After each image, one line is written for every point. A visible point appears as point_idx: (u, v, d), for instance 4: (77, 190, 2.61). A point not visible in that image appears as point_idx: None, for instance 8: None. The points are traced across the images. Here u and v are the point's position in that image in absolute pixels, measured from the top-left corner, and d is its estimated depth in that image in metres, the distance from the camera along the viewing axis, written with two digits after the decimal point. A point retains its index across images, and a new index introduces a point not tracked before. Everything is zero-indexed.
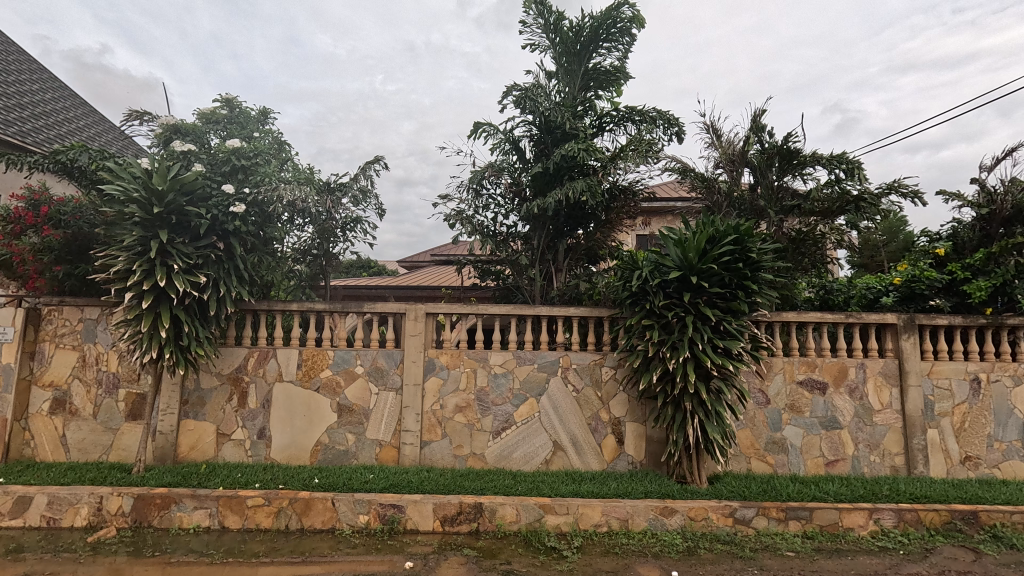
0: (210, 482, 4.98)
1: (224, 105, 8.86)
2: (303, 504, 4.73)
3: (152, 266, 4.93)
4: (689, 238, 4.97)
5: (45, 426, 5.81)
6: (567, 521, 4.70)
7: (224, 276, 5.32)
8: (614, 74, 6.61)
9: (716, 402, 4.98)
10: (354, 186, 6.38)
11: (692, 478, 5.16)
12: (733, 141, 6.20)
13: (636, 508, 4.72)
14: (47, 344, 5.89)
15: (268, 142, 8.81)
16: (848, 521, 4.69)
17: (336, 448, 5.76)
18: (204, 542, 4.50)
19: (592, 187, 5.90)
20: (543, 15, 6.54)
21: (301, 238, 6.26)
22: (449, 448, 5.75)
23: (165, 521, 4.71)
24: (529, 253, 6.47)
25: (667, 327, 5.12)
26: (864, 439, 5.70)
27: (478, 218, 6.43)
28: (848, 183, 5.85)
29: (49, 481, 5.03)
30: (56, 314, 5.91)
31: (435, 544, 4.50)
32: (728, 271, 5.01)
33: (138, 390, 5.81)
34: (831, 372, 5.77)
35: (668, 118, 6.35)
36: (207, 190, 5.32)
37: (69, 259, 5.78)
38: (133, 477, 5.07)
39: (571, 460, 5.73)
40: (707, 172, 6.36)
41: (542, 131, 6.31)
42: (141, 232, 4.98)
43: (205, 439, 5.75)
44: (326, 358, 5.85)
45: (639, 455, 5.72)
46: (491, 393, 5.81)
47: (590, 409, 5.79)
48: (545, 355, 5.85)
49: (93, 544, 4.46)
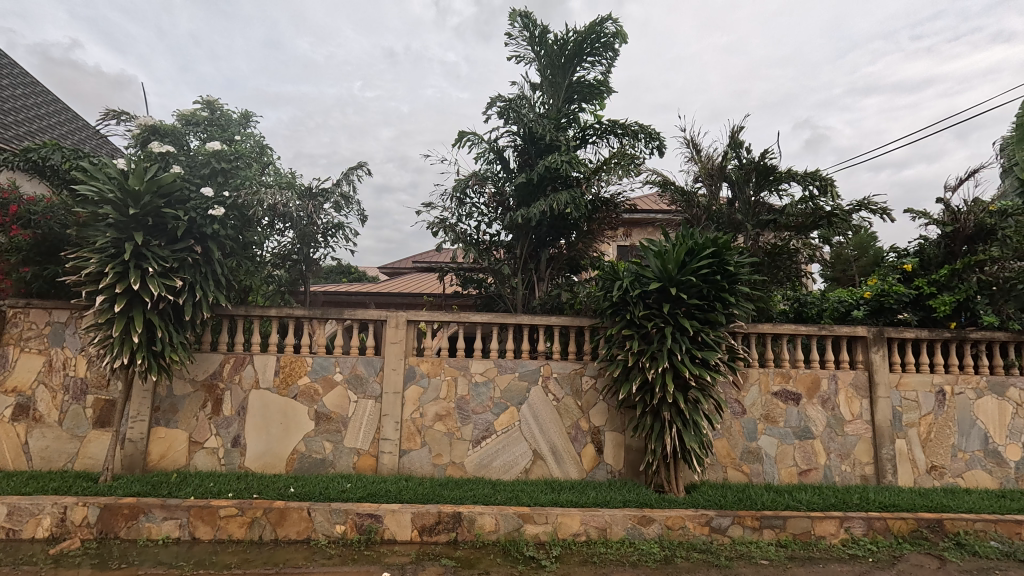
0: (181, 491, 4.85)
1: (205, 106, 8.54)
2: (277, 514, 4.63)
3: (125, 269, 4.82)
4: (668, 250, 5.09)
5: (6, 433, 5.58)
6: (545, 530, 4.70)
7: (201, 280, 5.21)
8: (598, 88, 6.72)
9: (694, 412, 5.06)
10: (336, 191, 6.34)
11: (669, 487, 5.23)
12: (711, 156, 6.35)
13: (615, 517, 4.74)
14: (10, 348, 5.68)
15: (250, 145, 8.59)
16: (819, 530, 4.79)
17: (313, 457, 5.66)
18: (174, 554, 4.38)
19: (575, 199, 5.97)
20: (528, 28, 6.64)
21: (281, 243, 6.20)
22: (429, 457, 5.71)
23: (132, 532, 4.57)
24: (512, 262, 6.52)
25: (647, 337, 5.20)
26: (836, 449, 5.85)
27: (461, 227, 6.44)
28: (822, 199, 6.03)
29: (9, 490, 4.83)
30: (21, 316, 5.70)
31: (412, 554, 4.45)
32: (706, 284, 5.13)
33: (107, 397, 5.64)
34: (804, 384, 5.91)
35: (649, 132, 6.47)
36: (185, 193, 5.24)
37: (37, 261, 5.61)
38: (100, 486, 4.91)
39: (551, 469, 5.74)
40: (687, 185, 6.48)
41: (526, 142, 6.37)
42: (115, 234, 4.86)
43: (177, 447, 5.61)
44: (304, 365, 5.77)
45: (618, 465, 5.77)
46: (471, 401, 5.79)
47: (570, 417, 5.82)
48: (526, 364, 5.87)
49: (54, 556, 4.30)
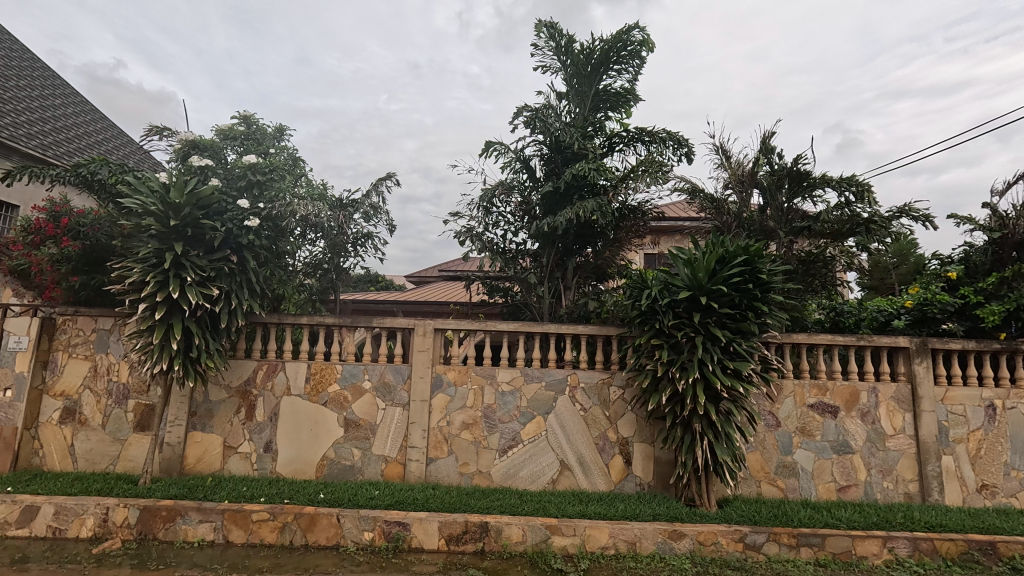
0: (216, 495, 4.96)
1: (242, 120, 8.78)
2: (307, 519, 4.70)
3: (165, 278, 5.00)
4: (698, 258, 5.00)
5: (54, 435, 5.84)
6: (573, 542, 4.63)
7: (237, 289, 5.38)
8: (625, 96, 6.70)
9: (726, 424, 4.93)
10: (365, 202, 6.47)
11: (701, 501, 5.10)
12: (742, 163, 6.24)
13: (644, 531, 4.64)
14: (60, 353, 5.96)
15: (285, 157, 8.83)
16: (861, 549, 4.59)
17: (342, 463, 5.73)
18: (208, 557, 4.48)
19: (602, 206, 5.92)
20: (554, 38, 6.67)
21: (312, 253, 6.33)
22: (455, 465, 5.71)
23: (170, 534, 4.70)
24: (538, 271, 6.51)
25: (677, 347, 5.10)
26: (877, 464, 5.61)
27: (488, 235, 6.47)
28: (858, 205, 5.85)
29: (55, 491, 5.03)
30: (70, 324, 6.01)
31: (440, 563, 4.45)
32: (738, 292, 5.01)
33: (147, 402, 5.84)
34: (842, 396, 5.70)
35: (678, 139, 6.41)
36: (223, 205, 5.45)
37: (85, 270, 5.89)
38: (140, 488, 5.08)
39: (578, 480, 5.67)
40: (717, 193, 6.37)
41: (552, 151, 6.38)
42: (156, 244, 5.05)
43: (212, 451, 5.76)
44: (334, 373, 5.87)
45: (648, 477, 5.65)
46: (498, 410, 5.78)
47: (597, 428, 5.75)
48: (553, 373, 5.83)
49: (97, 555, 4.45)
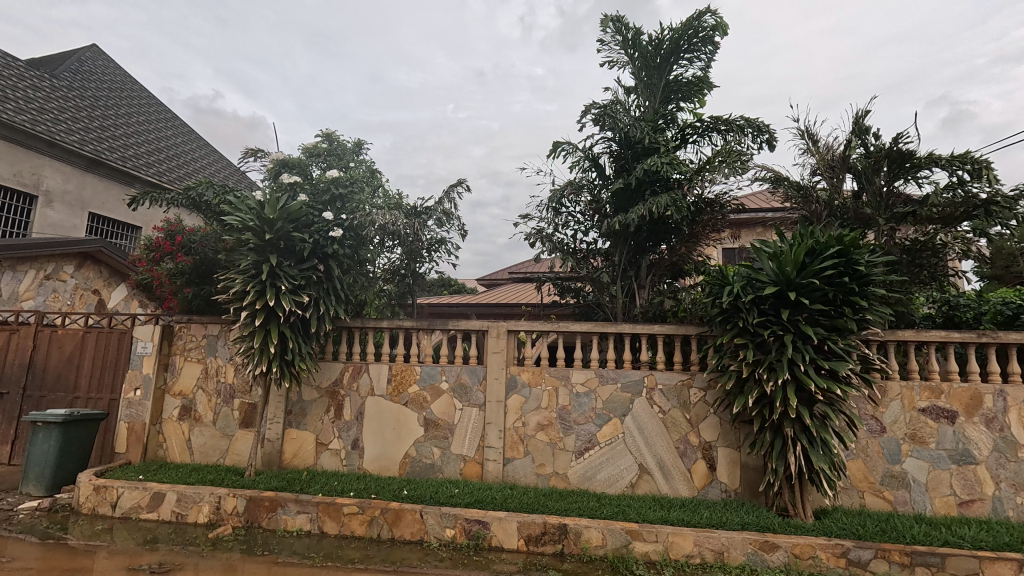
0: (311, 488, 5.33)
1: (325, 138, 9.39)
2: (393, 514, 4.92)
3: (263, 287, 5.45)
4: (785, 251, 4.69)
5: (175, 430, 6.54)
6: (656, 549, 4.49)
7: (324, 296, 5.76)
8: (697, 85, 6.44)
9: (822, 429, 4.57)
10: (438, 209, 6.68)
11: (795, 511, 4.76)
12: (832, 146, 5.78)
13: (732, 540, 4.40)
14: (177, 357, 6.66)
15: (364, 170, 9.33)
16: (990, 573, 4.07)
17: (423, 461, 5.95)
18: (306, 545, 4.81)
19: (677, 201, 5.71)
20: (621, 32, 6.53)
21: (391, 259, 6.63)
22: (532, 466, 5.74)
23: (273, 523, 5.11)
24: (610, 270, 6.39)
25: (764, 347, 4.81)
26: (1007, 477, 4.95)
27: (558, 236, 6.44)
28: (974, 186, 5.23)
29: (177, 480, 5.63)
30: (185, 330, 6.67)
31: (520, 563, 4.48)
32: (832, 287, 4.64)
33: (250, 400, 6.39)
34: (961, 400, 5.10)
35: (757, 125, 6.05)
36: (310, 218, 5.85)
37: (196, 282, 6.56)
38: (246, 480, 5.56)
39: (659, 485, 5.49)
40: (803, 181, 5.93)
41: (622, 147, 6.24)
42: (255, 257, 5.52)
43: (306, 447, 6.19)
44: (414, 374, 6.10)
45: (734, 484, 5.36)
46: (573, 412, 5.74)
47: (678, 431, 5.54)
48: (629, 375, 5.69)
49: (212, 539, 4.92)
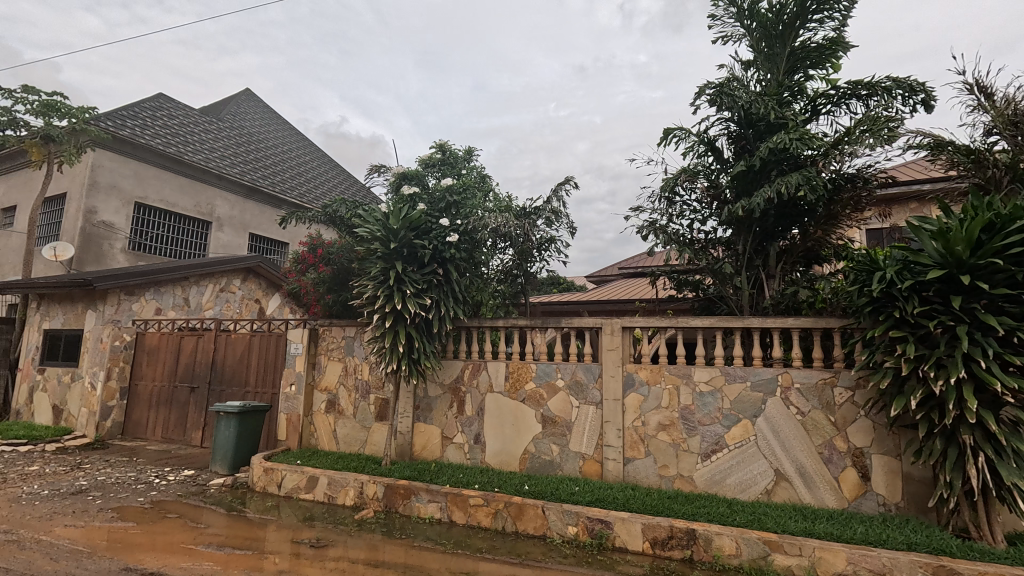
0: (440, 479, 5.68)
1: (439, 150, 9.94)
2: (516, 508, 5.07)
3: (391, 292, 5.92)
4: (954, 228, 3.95)
5: (323, 421, 7.35)
6: (800, 564, 4.09)
7: (444, 298, 6.11)
8: (829, 49, 5.78)
9: (1013, 438, 3.82)
10: (547, 208, 6.73)
11: (979, 533, 4.04)
12: (1014, 99, 4.86)
13: (896, 561, 3.86)
14: (322, 357, 7.48)
15: (474, 175, 9.71)
16: None
17: (542, 458, 6.03)
18: (438, 532, 5.13)
19: (810, 179, 5.14)
20: (735, 3, 6.04)
21: (503, 260, 6.80)
22: (654, 467, 5.54)
23: (408, 509, 5.53)
24: (733, 260, 5.95)
25: (929, 340, 4.15)
26: None
27: (673, 227, 6.12)
28: None
29: (327, 466, 6.33)
30: (328, 333, 7.47)
31: (646, 566, 4.36)
32: (1019, 266, 3.90)
33: (383, 396, 6.97)
34: None
35: (909, 85, 5.23)
36: (429, 225, 6.23)
37: (335, 289, 7.38)
38: (383, 468, 6.08)
39: (800, 494, 4.99)
40: (974, 144, 4.99)
41: (742, 127, 5.78)
42: (383, 264, 6.02)
43: (433, 440, 6.60)
44: (530, 371, 6.22)
45: (895, 497, 4.69)
46: (697, 412, 5.44)
47: (821, 435, 4.99)
48: (760, 373, 5.25)
49: (358, 521, 5.46)
